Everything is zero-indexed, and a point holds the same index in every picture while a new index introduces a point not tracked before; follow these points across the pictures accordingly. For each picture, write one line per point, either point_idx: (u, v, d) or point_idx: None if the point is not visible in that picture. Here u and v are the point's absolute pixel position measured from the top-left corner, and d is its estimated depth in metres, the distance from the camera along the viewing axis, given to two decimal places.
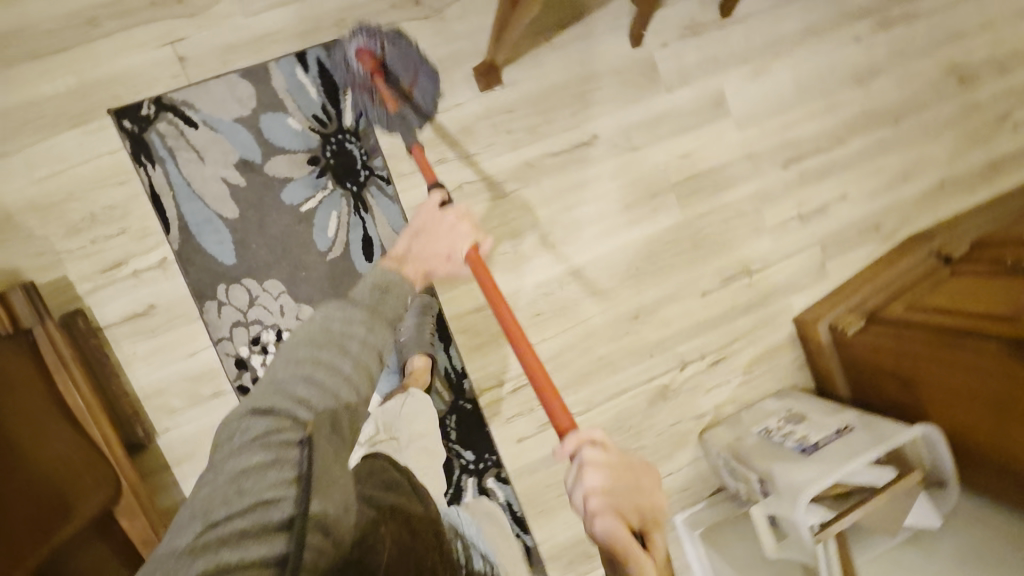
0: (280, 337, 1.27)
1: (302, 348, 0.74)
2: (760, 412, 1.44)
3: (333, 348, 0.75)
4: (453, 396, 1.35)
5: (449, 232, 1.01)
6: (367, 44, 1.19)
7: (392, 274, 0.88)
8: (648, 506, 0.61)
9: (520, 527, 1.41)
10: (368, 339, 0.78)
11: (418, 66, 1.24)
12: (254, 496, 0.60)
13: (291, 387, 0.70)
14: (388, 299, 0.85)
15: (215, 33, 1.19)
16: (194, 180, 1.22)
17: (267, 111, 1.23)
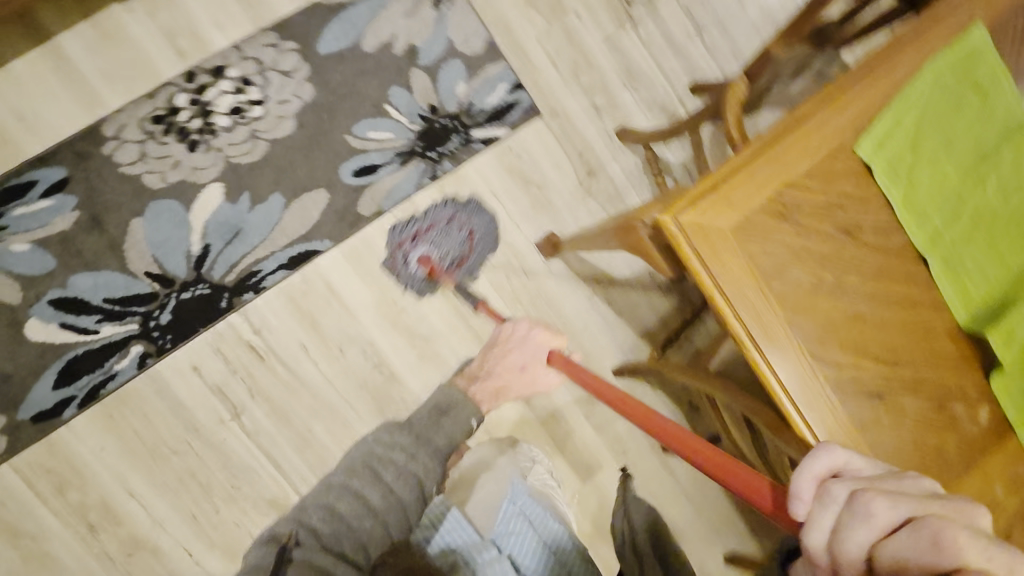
0: (253, 104, 1.31)
1: (340, 478, 0.84)
2: None
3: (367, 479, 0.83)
4: (229, 283, 1.29)
5: (523, 347, 1.20)
6: (427, 243, 1.36)
7: (450, 394, 1.03)
8: (946, 524, 0.42)
9: (82, 398, 1.24)
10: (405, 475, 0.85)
11: (468, 241, 1.39)
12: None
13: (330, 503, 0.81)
14: (443, 418, 0.97)
15: (514, 16, 1.43)
16: (388, 12, 1.37)
17: (465, 64, 1.41)
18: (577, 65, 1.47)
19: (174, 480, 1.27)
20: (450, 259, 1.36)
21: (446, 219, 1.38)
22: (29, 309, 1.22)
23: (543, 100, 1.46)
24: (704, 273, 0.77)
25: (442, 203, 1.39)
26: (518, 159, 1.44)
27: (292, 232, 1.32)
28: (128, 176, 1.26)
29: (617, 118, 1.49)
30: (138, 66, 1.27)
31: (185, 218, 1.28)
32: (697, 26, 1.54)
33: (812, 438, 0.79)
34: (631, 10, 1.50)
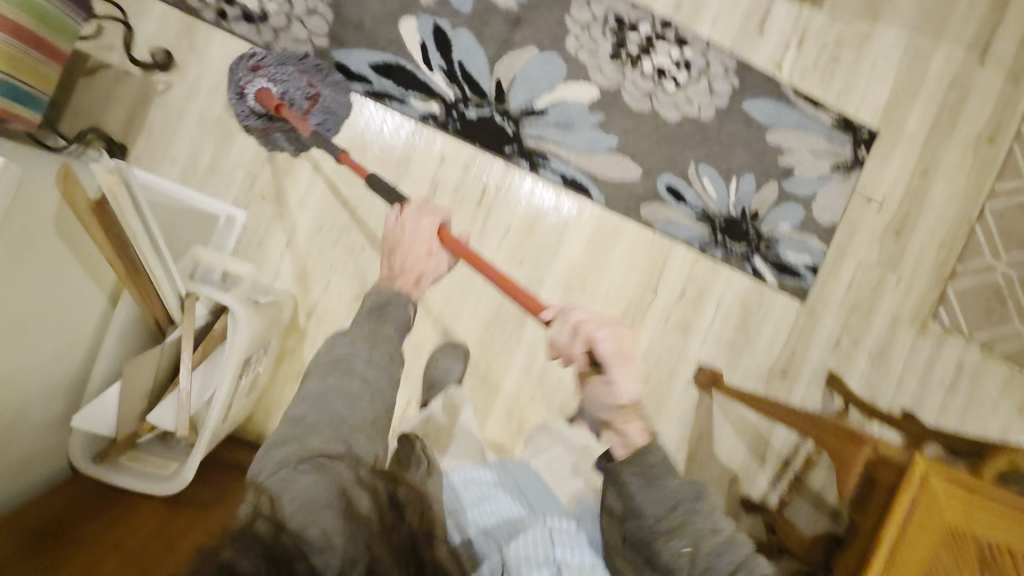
0: (672, 80, 1.43)
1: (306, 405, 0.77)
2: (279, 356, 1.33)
3: (314, 421, 0.74)
4: (524, 144, 1.41)
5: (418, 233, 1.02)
6: (266, 77, 1.27)
7: (373, 295, 0.91)
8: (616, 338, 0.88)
9: (372, 90, 1.35)
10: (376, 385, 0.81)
11: (310, 95, 1.30)
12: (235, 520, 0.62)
13: (289, 426, 0.75)
14: (384, 314, 0.88)
15: (865, 234, 1.52)
16: (808, 135, 1.48)
17: (805, 219, 1.49)
18: (860, 307, 1.53)
19: (343, 195, 1.35)
20: (291, 95, 1.28)
21: (305, 69, 1.30)
22: (418, 12, 1.35)
23: (816, 298, 1.52)
24: (897, 531, 0.79)
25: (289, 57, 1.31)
26: (755, 306, 1.50)
27: (592, 167, 1.43)
28: (562, 23, 1.39)
29: (838, 366, 1.53)
30: None
31: (554, 82, 1.40)
32: (954, 383, 1.57)
33: None
34: (930, 321, 1.56)
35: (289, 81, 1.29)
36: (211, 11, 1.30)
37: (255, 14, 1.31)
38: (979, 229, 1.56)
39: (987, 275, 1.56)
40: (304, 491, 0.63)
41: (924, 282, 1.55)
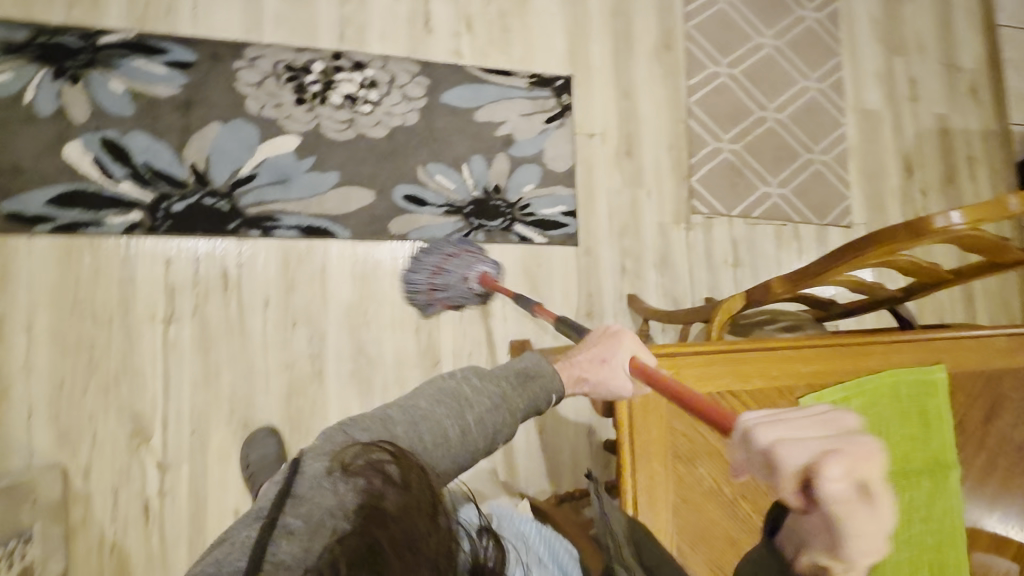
0: (365, 102, 1.48)
1: (424, 400, 0.74)
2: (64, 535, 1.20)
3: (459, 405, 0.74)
4: (247, 213, 1.38)
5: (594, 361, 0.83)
6: (440, 272, 1.43)
7: (532, 359, 0.84)
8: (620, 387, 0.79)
9: (59, 224, 1.27)
10: (486, 418, 0.75)
11: (445, 254, 1.45)
12: (346, 491, 0.58)
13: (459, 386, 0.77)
14: (529, 383, 0.80)
15: (601, 165, 1.63)
16: (511, 103, 1.57)
17: (544, 174, 1.58)
18: (627, 229, 1.64)
19: (73, 340, 1.26)
20: (460, 279, 1.44)
21: (445, 249, 1.44)
22: (79, 133, 1.30)
23: (586, 237, 1.60)
24: (626, 419, 0.81)
25: (422, 252, 1.45)
26: (537, 268, 1.55)
27: (325, 208, 1.43)
28: (235, 90, 1.40)
29: (634, 288, 1.62)
30: (305, 26, 1.47)
31: (253, 145, 1.40)
32: (736, 258, 1.71)
33: None
34: (692, 215, 1.69)
35: (456, 269, 1.44)
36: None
37: None
38: (694, 123, 1.72)
39: (719, 157, 1.73)
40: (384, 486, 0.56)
41: (670, 185, 1.68)
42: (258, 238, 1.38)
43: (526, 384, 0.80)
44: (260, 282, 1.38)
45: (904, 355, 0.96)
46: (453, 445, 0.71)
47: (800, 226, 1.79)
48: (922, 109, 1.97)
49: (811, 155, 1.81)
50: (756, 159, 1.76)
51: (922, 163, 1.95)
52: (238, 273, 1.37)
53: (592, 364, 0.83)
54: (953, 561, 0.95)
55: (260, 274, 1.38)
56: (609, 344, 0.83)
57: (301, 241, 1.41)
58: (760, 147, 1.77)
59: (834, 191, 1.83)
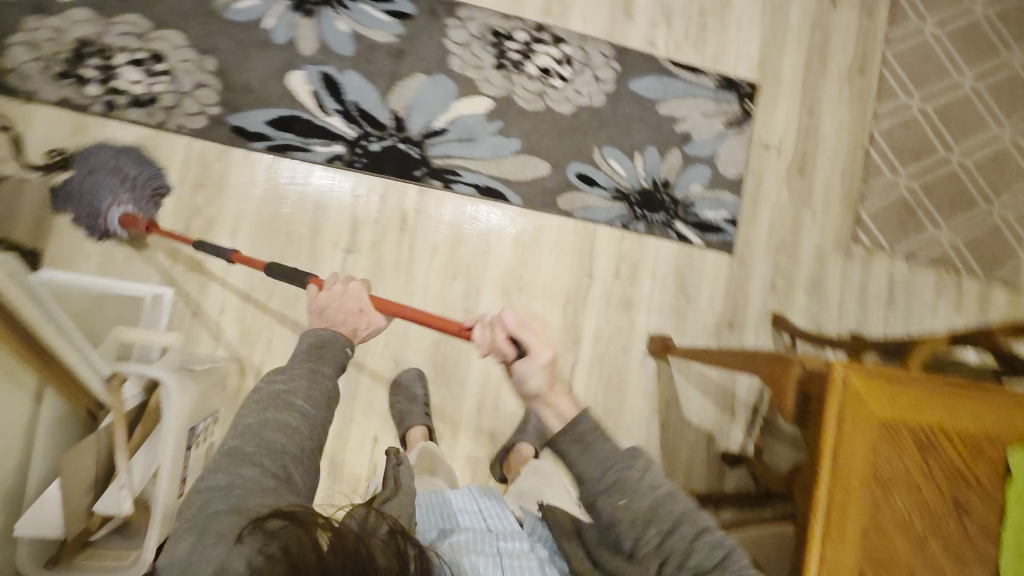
0: (558, 77, 1.51)
1: (248, 408, 0.75)
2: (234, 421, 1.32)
3: (288, 403, 0.76)
4: (432, 164, 1.46)
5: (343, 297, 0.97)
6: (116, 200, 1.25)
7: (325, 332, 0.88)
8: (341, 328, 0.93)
9: (273, 145, 1.39)
10: (312, 393, 0.79)
11: (118, 173, 1.26)
12: (222, 553, 0.59)
13: (278, 388, 0.78)
14: (324, 351, 0.85)
15: (771, 178, 1.61)
16: (695, 101, 1.57)
17: (714, 177, 1.57)
18: (784, 247, 1.60)
19: (268, 251, 1.38)
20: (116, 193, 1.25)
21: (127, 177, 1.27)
22: (303, 64, 1.41)
23: (742, 247, 1.58)
24: (835, 428, 0.82)
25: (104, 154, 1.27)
26: (688, 268, 1.55)
27: (502, 173, 1.48)
28: (442, 47, 1.47)
29: (780, 307, 1.59)
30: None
31: (448, 101, 1.46)
32: (890, 298, 1.65)
33: None
34: (853, 245, 1.64)
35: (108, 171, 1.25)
36: (99, 103, 1.32)
37: (143, 97, 1.34)
38: (874, 152, 1.66)
39: (893, 192, 1.66)
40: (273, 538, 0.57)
41: (837, 211, 1.64)
42: (436, 191, 1.46)
43: (315, 360, 0.84)
44: (431, 231, 1.45)
45: None
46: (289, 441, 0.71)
47: (964, 278, 1.69)
48: None
49: (992, 206, 1.71)
50: (931, 200, 1.67)
51: None
52: (415, 219, 1.45)
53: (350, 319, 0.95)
54: None
55: (433, 225, 1.46)
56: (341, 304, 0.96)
57: (474, 200, 1.47)
58: (938, 190, 1.68)
59: (1009, 250, 1.72)
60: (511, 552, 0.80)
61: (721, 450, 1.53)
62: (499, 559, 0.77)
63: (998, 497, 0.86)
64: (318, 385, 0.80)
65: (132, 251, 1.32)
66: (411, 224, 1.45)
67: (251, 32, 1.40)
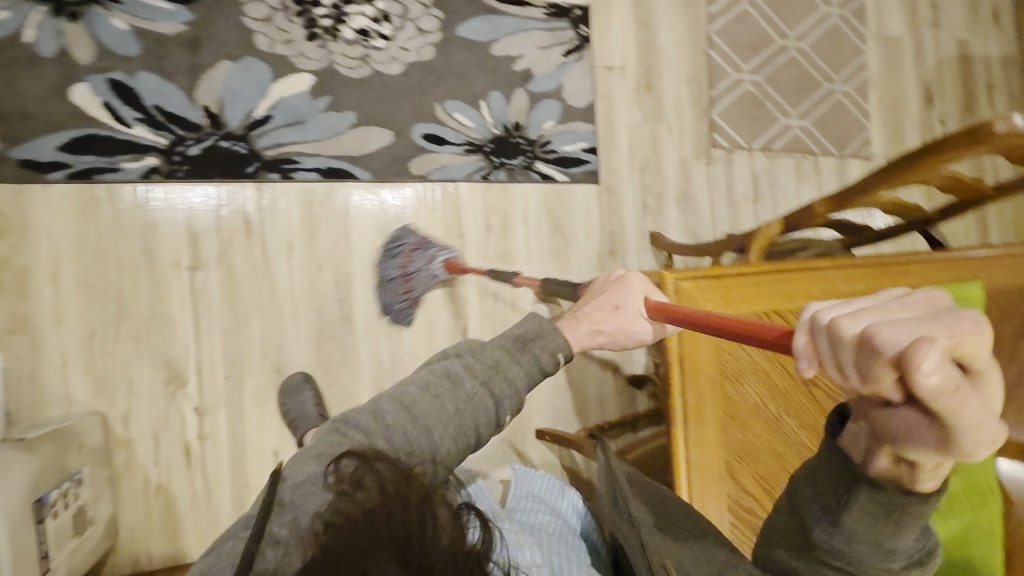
0: (379, 37, 1.42)
1: (413, 388, 0.70)
2: (110, 476, 1.22)
3: (453, 383, 0.70)
4: (265, 156, 1.35)
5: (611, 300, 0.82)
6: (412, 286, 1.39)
7: (535, 320, 0.78)
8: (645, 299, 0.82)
9: (74, 172, 1.24)
10: (492, 379, 0.71)
11: None
12: (324, 497, 0.58)
13: (455, 367, 0.72)
14: (528, 346, 0.74)
15: (621, 100, 1.59)
16: (529, 35, 1.51)
17: (564, 110, 1.54)
18: (648, 165, 1.61)
19: (101, 289, 1.25)
20: None
21: None
22: (83, 75, 1.25)
23: (607, 174, 1.58)
24: (675, 338, 0.83)
25: None
26: (558, 206, 1.54)
27: (344, 150, 1.39)
28: (242, 28, 1.34)
29: (655, 225, 1.61)
30: None
31: (264, 85, 1.35)
32: (757, 192, 1.70)
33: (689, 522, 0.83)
34: (713, 149, 1.66)
35: None
36: None
37: None
38: (715, 53, 1.67)
39: (739, 89, 1.68)
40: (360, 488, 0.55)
41: (691, 119, 1.65)
42: (277, 184, 1.36)
43: (525, 349, 0.74)
44: (281, 228, 1.36)
45: (943, 273, 0.97)
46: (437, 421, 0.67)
47: (820, 159, 1.77)
48: (943, 34, 1.92)
49: (832, 84, 1.77)
50: (777, 90, 1.72)
51: (941, 91, 1.91)
52: (261, 219, 1.35)
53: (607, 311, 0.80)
54: (982, 472, 0.98)
55: (282, 221, 1.36)
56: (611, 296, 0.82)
57: (320, 185, 1.38)
58: (781, 78, 1.72)
59: (856, 123, 1.80)
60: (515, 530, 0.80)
61: (628, 375, 1.57)
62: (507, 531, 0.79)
63: None
64: (499, 381, 0.71)
65: None
66: (258, 224, 1.35)
67: (9, 51, 1.22)
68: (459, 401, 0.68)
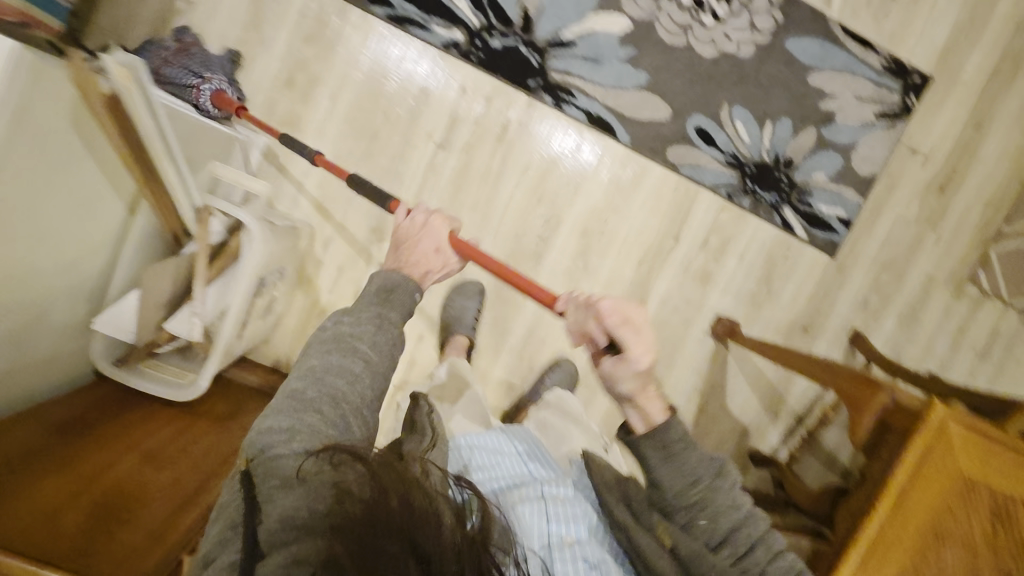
0: (710, 14, 1.35)
1: (315, 354, 0.73)
2: (295, 282, 1.35)
3: (354, 351, 0.73)
4: (549, 78, 1.35)
5: (427, 231, 0.88)
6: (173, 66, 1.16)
7: (381, 275, 0.82)
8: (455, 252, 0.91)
9: (393, 13, 1.30)
10: (379, 347, 0.76)
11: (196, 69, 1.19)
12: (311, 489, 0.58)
13: (355, 338, 0.74)
14: (391, 298, 0.80)
15: (905, 188, 1.44)
16: (854, 80, 1.38)
17: (844, 170, 1.41)
18: (892, 265, 1.46)
19: (363, 124, 1.34)
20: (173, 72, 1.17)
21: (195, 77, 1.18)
22: None
23: (847, 252, 1.45)
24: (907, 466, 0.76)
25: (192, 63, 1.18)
26: (781, 258, 1.44)
27: (620, 106, 1.36)
28: None
29: (864, 326, 1.48)
30: None
31: (584, 12, 1.33)
32: (985, 349, 1.51)
33: None
34: (967, 283, 1.49)
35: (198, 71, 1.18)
36: None
37: None
38: None
39: None
40: (342, 483, 0.56)
41: (964, 242, 1.47)
42: (544, 107, 1.36)
43: (382, 304, 0.79)
44: (525, 147, 1.37)
45: None
46: (350, 389, 0.71)
47: None
48: None
49: None
50: None
51: None
52: (514, 131, 1.37)
53: (427, 257, 0.87)
54: None
55: (528, 142, 1.37)
56: (420, 239, 0.87)
57: (580, 127, 1.37)
58: None
59: None
60: (555, 498, 0.77)
61: (751, 447, 1.49)
62: (544, 506, 0.75)
63: None
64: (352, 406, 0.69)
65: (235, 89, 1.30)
66: (509, 135, 1.37)
67: None
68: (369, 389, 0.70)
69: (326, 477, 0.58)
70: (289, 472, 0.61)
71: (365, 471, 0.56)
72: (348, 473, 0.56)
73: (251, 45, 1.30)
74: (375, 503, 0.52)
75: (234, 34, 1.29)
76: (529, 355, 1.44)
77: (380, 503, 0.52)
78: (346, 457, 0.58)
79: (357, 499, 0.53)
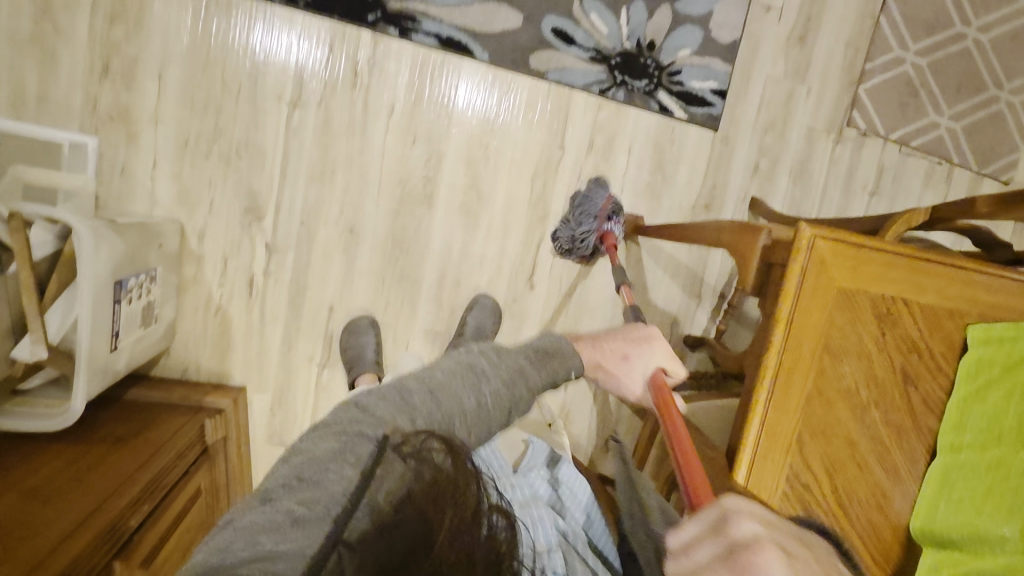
0: None
1: (438, 371, 0.71)
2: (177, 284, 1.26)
3: (476, 375, 0.72)
4: (388, 8, 1.27)
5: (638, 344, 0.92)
6: None
7: (552, 338, 0.85)
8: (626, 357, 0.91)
9: None
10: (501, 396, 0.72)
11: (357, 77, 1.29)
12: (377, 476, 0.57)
13: (478, 359, 0.75)
14: (547, 359, 0.81)
15: (767, 46, 1.45)
16: None
17: (706, 41, 1.41)
18: (773, 125, 1.49)
19: (203, 100, 1.23)
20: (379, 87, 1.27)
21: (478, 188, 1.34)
22: None
23: (728, 123, 1.46)
24: (791, 296, 0.76)
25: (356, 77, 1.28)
26: (668, 143, 1.44)
27: (469, 22, 1.30)
28: None
29: (761, 190, 1.51)
30: None
31: None
32: (876, 186, 1.57)
33: (741, 470, 0.79)
34: (846, 127, 1.53)
35: None
36: None
37: None
38: (885, 21, 1.49)
39: (898, 68, 1.52)
40: (405, 481, 0.55)
41: (834, 87, 1.50)
42: (392, 41, 1.29)
43: (543, 362, 0.80)
44: (384, 89, 1.30)
45: None
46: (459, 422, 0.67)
47: (955, 169, 1.61)
48: None
49: (998, 90, 1.59)
50: (936, 80, 1.54)
51: None
52: (368, 73, 1.29)
53: (614, 356, 0.92)
54: None
55: (386, 82, 1.30)
56: (644, 351, 0.91)
57: (434, 54, 1.31)
58: (947, 69, 1.54)
59: (1009, 140, 1.62)
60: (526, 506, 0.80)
61: (684, 334, 1.52)
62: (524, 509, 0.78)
63: (947, 371, 0.85)
64: (469, 415, 0.68)
65: (46, 92, 1.17)
66: (364, 78, 1.29)
67: None
68: (479, 400, 0.69)
69: (388, 474, 0.56)
70: (360, 457, 0.59)
71: (432, 470, 0.55)
72: (410, 476, 0.55)
73: (48, 39, 1.16)
74: (435, 508, 0.51)
75: (24, 31, 1.15)
76: (447, 300, 1.40)
77: (441, 511, 0.51)
78: (421, 454, 0.57)
79: (418, 505, 0.52)
